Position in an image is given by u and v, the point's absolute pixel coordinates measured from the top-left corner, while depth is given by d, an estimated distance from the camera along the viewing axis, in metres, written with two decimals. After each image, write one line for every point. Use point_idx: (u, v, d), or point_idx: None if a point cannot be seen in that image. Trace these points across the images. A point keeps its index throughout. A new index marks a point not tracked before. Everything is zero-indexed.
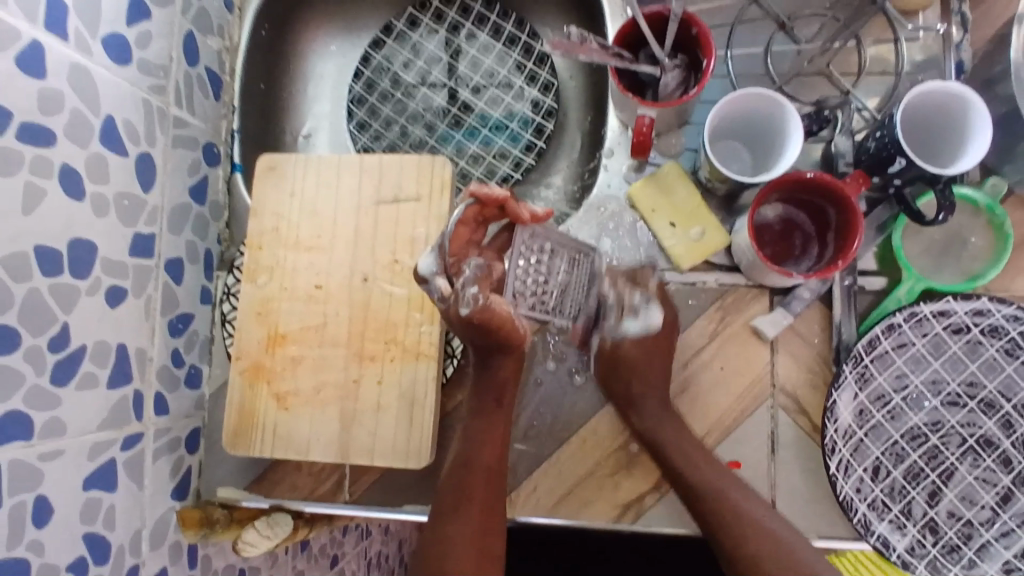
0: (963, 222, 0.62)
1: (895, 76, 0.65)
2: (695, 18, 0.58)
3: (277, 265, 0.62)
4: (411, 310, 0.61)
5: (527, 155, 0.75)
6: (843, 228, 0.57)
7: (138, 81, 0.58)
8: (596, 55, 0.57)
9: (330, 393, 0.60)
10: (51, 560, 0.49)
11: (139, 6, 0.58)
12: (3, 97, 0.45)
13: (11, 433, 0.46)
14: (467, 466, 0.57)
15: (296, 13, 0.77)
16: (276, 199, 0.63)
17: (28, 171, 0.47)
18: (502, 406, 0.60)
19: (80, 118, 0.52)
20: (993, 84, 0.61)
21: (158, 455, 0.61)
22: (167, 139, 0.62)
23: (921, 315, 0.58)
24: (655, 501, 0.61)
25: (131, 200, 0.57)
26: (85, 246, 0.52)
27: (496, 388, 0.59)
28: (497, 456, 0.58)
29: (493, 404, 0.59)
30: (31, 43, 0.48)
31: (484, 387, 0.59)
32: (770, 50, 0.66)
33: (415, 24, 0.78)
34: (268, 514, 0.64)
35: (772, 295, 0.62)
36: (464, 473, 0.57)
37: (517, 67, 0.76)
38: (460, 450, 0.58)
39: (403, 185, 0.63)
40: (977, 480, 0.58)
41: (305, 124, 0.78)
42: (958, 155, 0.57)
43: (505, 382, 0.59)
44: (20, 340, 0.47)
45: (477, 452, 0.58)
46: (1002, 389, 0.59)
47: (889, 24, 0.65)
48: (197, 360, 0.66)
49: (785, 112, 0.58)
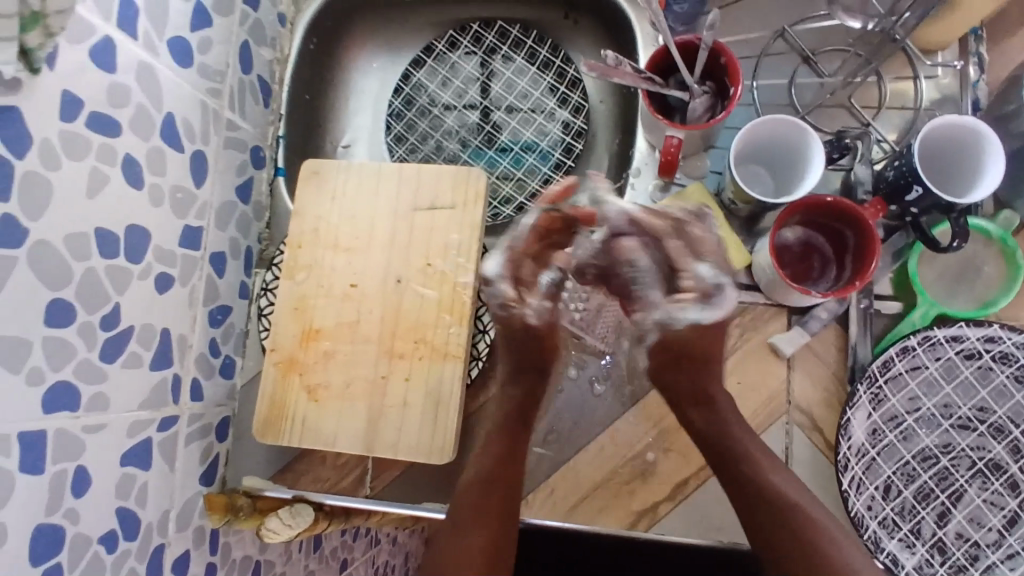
0: (977, 251, 0.65)
1: (914, 111, 0.68)
2: (724, 47, 0.61)
3: (315, 264, 0.65)
4: (441, 312, 0.63)
5: (556, 173, 0.78)
6: (860, 251, 0.59)
7: (197, 83, 0.62)
8: (629, 78, 0.60)
9: (360, 388, 0.63)
10: (85, 530, 0.51)
11: (203, 14, 0.62)
12: (77, 87, 0.49)
13: (62, 403, 0.49)
14: (487, 477, 0.57)
15: (343, 31, 0.81)
16: (317, 202, 0.66)
17: (95, 158, 0.51)
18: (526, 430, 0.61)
19: (144, 113, 0.55)
20: (1009, 121, 0.64)
21: (190, 439, 0.63)
22: (219, 140, 0.66)
23: (934, 339, 0.60)
24: (669, 510, 0.63)
25: (184, 193, 0.60)
26: (140, 232, 0.55)
27: (526, 413, 0.62)
28: (514, 470, 0.58)
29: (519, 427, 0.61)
30: (104, 39, 0.51)
31: (515, 412, 0.62)
32: (794, 82, 0.69)
33: (455, 46, 0.82)
34: (289, 504, 0.66)
35: (790, 314, 0.65)
36: (483, 483, 0.56)
37: (550, 90, 0.79)
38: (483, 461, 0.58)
39: (440, 193, 0.66)
40: (985, 503, 0.60)
41: (344, 135, 0.82)
42: (973, 185, 0.59)
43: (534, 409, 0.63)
44: (75, 314, 0.49)
45: (498, 465, 0.58)
46: (1011, 414, 0.61)
47: (908, 62, 0.68)
48: (232, 351, 0.69)
49: (807, 139, 0.60)
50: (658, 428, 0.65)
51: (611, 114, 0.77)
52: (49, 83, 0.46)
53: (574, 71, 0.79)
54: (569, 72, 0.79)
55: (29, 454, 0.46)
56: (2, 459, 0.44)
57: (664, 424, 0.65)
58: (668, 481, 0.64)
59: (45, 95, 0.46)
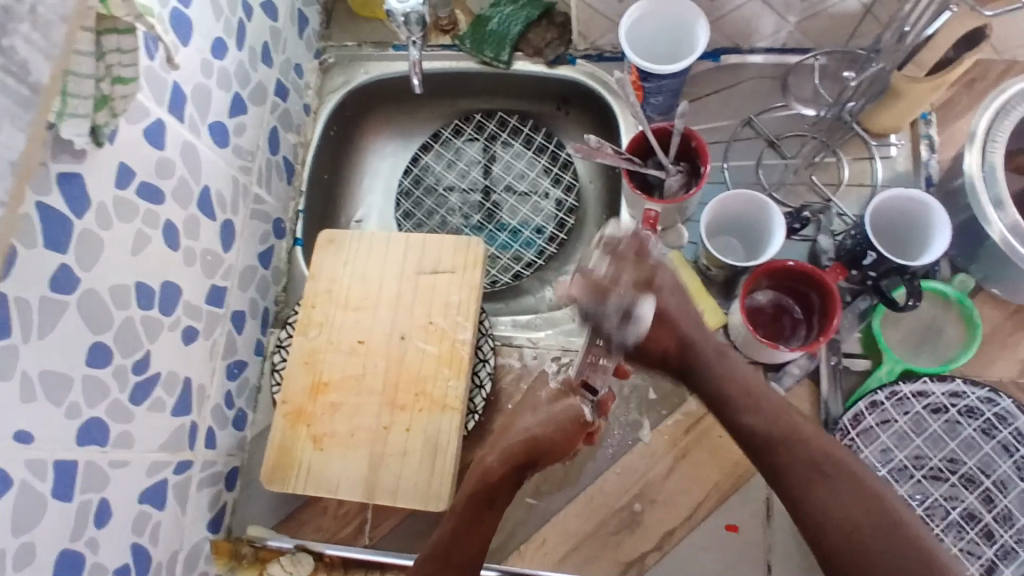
0: (937, 312, 0.71)
1: (871, 188, 0.75)
2: (694, 133, 0.70)
3: (327, 322, 0.71)
4: (440, 366, 0.69)
5: (549, 245, 0.85)
6: (824, 309, 0.65)
7: (232, 161, 0.71)
8: (610, 159, 0.68)
9: (363, 437, 0.67)
10: (101, 561, 0.54)
11: (240, 103, 0.72)
12: (131, 160, 0.57)
13: (93, 436, 0.53)
14: (471, 524, 0.56)
15: (361, 119, 0.91)
16: (331, 267, 0.73)
17: (141, 222, 0.58)
18: (493, 509, 0.58)
19: (185, 184, 0.63)
20: (955, 194, 0.71)
21: (202, 484, 0.67)
22: (246, 212, 0.73)
23: (902, 394, 0.66)
24: (657, 560, 0.66)
25: (213, 256, 0.68)
26: (173, 288, 0.62)
27: (488, 489, 0.59)
28: (480, 540, 0.56)
29: (485, 505, 0.58)
30: (156, 121, 0.60)
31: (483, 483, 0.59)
32: (761, 163, 0.78)
33: (459, 133, 0.91)
34: (291, 553, 0.69)
35: (765, 370, 0.69)
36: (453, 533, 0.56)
37: (544, 171, 0.88)
38: (466, 508, 0.58)
39: (442, 258, 0.73)
40: (962, 552, 0.62)
41: (358, 211, 0.90)
42: (926, 248, 0.66)
43: (500, 485, 0.59)
44: (112, 357, 0.55)
45: (461, 538, 0.55)
46: (981, 465, 0.64)
47: (864, 144, 0.77)
48: (245, 405, 0.74)
49: (769, 210, 0.68)
50: (645, 479, 0.68)
51: (599, 192, 0.85)
52: (108, 155, 0.54)
53: (566, 154, 0.88)
54: (561, 155, 0.88)
55: (59, 482, 0.50)
56: (38, 482, 0.48)
57: (650, 475, 0.68)
58: (654, 532, 0.67)
59: (104, 165, 0.54)
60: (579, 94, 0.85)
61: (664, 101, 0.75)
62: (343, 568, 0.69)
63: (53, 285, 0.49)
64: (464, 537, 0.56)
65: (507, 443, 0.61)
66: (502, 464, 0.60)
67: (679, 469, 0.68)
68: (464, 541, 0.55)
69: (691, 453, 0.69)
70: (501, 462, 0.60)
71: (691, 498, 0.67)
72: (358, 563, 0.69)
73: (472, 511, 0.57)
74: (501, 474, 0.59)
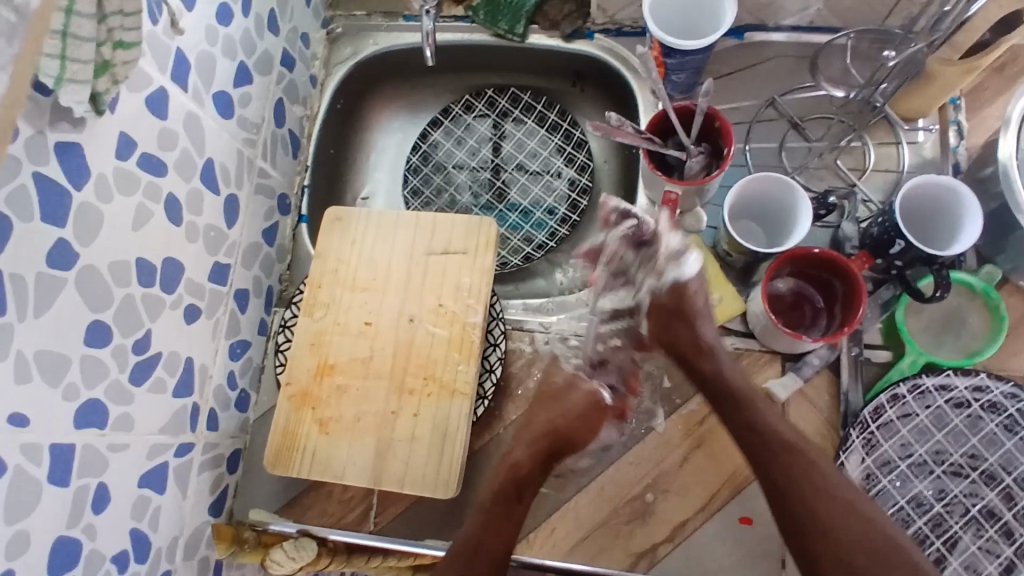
0: (961, 302, 0.69)
1: (897, 174, 0.73)
2: (718, 113, 0.67)
3: (333, 303, 0.69)
4: (451, 350, 0.67)
5: (562, 226, 0.82)
6: (848, 298, 0.63)
7: (236, 134, 0.68)
8: (630, 138, 0.65)
9: (370, 422, 0.65)
10: (99, 547, 0.53)
11: (245, 72, 0.69)
12: (133, 131, 0.54)
13: (91, 419, 0.51)
14: (505, 511, 0.60)
15: (369, 92, 0.88)
16: (339, 246, 0.71)
17: (142, 195, 0.55)
18: (523, 501, 0.62)
19: (188, 157, 0.61)
20: (985, 183, 0.68)
21: (203, 468, 0.65)
22: (251, 186, 0.71)
23: (924, 386, 0.64)
24: (668, 552, 0.64)
25: (216, 232, 0.65)
26: (175, 265, 0.60)
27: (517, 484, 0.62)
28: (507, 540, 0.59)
29: (514, 495, 0.62)
30: (158, 90, 0.57)
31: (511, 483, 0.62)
32: (785, 146, 0.75)
33: (470, 109, 0.88)
34: (294, 538, 0.66)
35: (783, 360, 0.68)
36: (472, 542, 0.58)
37: (557, 150, 0.85)
38: (495, 498, 0.61)
39: (453, 239, 0.70)
40: (980, 550, 0.61)
41: (364, 188, 0.88)
42: (956, 237, 0.64)
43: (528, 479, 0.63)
44: (112, 336, 0.53)
45: (490, 535, 0.59)
46: (1003, 462, 0.63)
47: (891, 128, 0.75)
48: (248, 386, 0.72)
49: (795, 194, 0.65)
50: (658, 469, 0.67)
51: (614, 173, 0.83)
52: (109, 124, 0.52)
53: (581, 133, 0.85)
54: (576, 134, 0.85)
55: (56, 467, 0.48)
56: (33, 467, 0.46)
57: (663, 465, 0.67)
58: (667, 523, 0.65)
59: (104, 135, 0.51)
60: (595, 71, 0.82)
61: (686, 78, 0.72)
62: (346, 554, 0.67)
63: (49, 262, 0.47)
64: (495, 529, 0.59)
65: (532, 434, 0.65)
66: (530, 460, 0.64)
67: (693, 459, 0.67)
68: (490, 537, 0.59)
69: (706, 443, 0.67)
70: (531, 447, 0.65)
71: (704, 490, 0.66)
72: (361, 550, 0.67)
73: (502, 505, 0.61)
74: (527, 463, 0.64)
